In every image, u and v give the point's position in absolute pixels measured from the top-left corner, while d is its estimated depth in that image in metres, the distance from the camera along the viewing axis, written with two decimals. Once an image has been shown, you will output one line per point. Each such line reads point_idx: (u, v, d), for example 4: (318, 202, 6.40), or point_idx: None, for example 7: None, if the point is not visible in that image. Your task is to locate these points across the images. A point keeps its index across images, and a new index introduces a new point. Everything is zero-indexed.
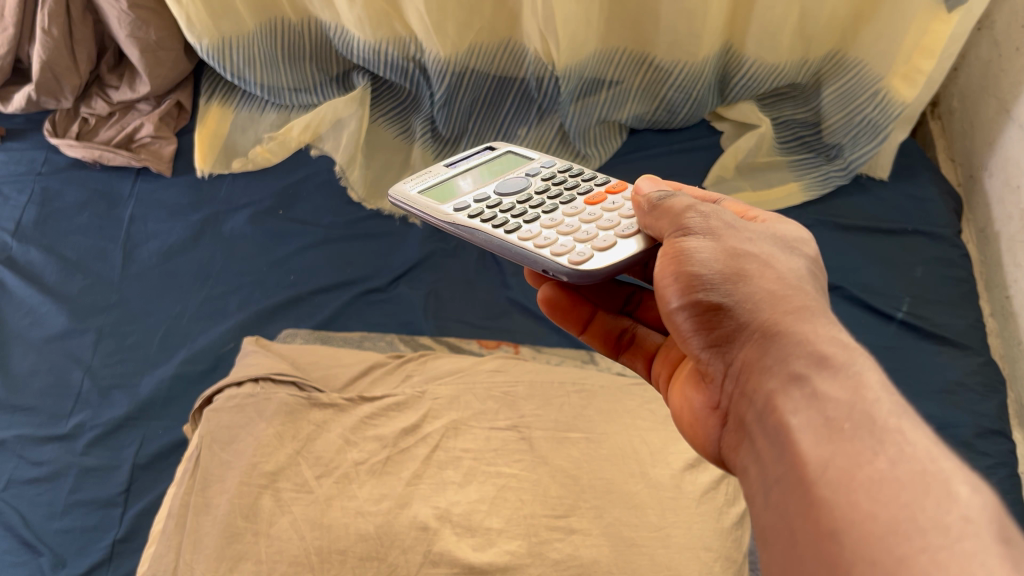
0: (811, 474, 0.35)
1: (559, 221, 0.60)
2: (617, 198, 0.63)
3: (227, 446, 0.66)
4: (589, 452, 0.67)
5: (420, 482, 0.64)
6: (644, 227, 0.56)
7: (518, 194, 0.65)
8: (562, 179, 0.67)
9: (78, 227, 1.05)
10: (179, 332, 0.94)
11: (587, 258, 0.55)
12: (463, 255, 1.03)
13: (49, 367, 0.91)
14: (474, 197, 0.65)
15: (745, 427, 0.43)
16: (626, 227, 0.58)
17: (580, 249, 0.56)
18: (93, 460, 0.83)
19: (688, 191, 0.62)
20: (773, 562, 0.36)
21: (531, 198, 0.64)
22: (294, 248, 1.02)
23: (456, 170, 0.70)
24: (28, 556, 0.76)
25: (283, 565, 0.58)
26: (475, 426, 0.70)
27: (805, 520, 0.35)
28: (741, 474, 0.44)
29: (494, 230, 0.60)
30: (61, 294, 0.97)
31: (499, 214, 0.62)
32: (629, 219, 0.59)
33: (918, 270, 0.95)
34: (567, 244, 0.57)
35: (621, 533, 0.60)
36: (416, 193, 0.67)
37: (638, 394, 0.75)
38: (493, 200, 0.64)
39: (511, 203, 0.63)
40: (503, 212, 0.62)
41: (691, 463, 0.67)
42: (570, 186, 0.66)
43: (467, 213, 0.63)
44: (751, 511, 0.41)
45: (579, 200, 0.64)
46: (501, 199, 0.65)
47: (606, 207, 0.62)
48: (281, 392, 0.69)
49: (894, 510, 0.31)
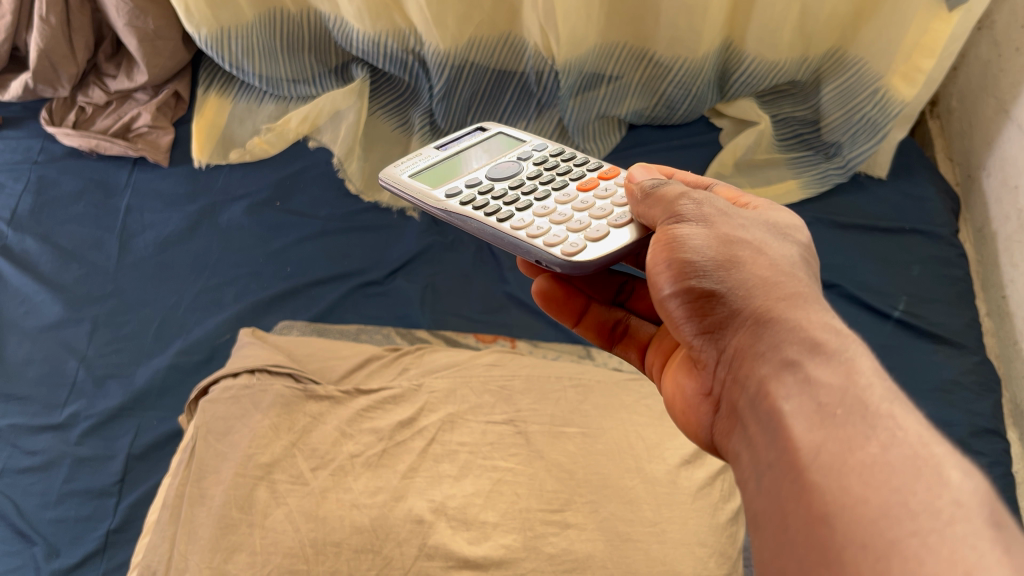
0: (801, 459, 0.35)
1: (552, 209, 0.60)
2: (609, 186, 0.63)
3: (223, 437, 0.66)
4: (585, 446, 0.67)
5: (416, 475, 0.64)
6: (637, 216, 0.56)
7: (510, 180, 0.65)
8: (553, 163, 0.67)
9: (74, 216, 1.04)
10: (175, 322, 0.94)
11: (580, 250, 0.55)
12: (460, 249, 1.03)
13: (44, 356, 0.90)
14: (465, 182, 0.65)
15: (737, 413, 0.43)
16: (618, 216, 0.58)
17: (573, 240, 0.56)
18: (87, 450, 0.83)
19: (681, 177, 0.62)
20: (764, 545, 0.36)
21: (522, 184, 0.64)
22: (290, 240, 1.02)
23: (448, 151, 0.70)
24: (21, 546, 0.76)
25: (278, 557, 0.57)
26: (471, 420, 0.69)
27: (797, 505, 0.35)
28: (732, 460, 0.44)
29: (486, 218, 0.60)
30: (56, 283, 0.97)
31: (491, 202, 0.62)
32: (621, 208, 0.59)
33: (915, 269, 0.96)
34: (559, 234, 0.57)
35: (615, 529, 0.61)
36: (407, 178, 0.66)
37: (635, 390, 0.75)
38: (484, 186, 0.64)
39: (503, 190, 0.63)
40: (496, 199, 0.62)
41: (687, 458, 0.67)
42: (562, 172, 0.66)
43: (459, 200, 0.63)
44: (741, 496, 0.41)
45: (571, 187, 0.63)
46: (492, 185, 0.64)
47: (598, 194, 0.61)
48: (277, 384, 0.69)
49: (885, 494, 0.32)
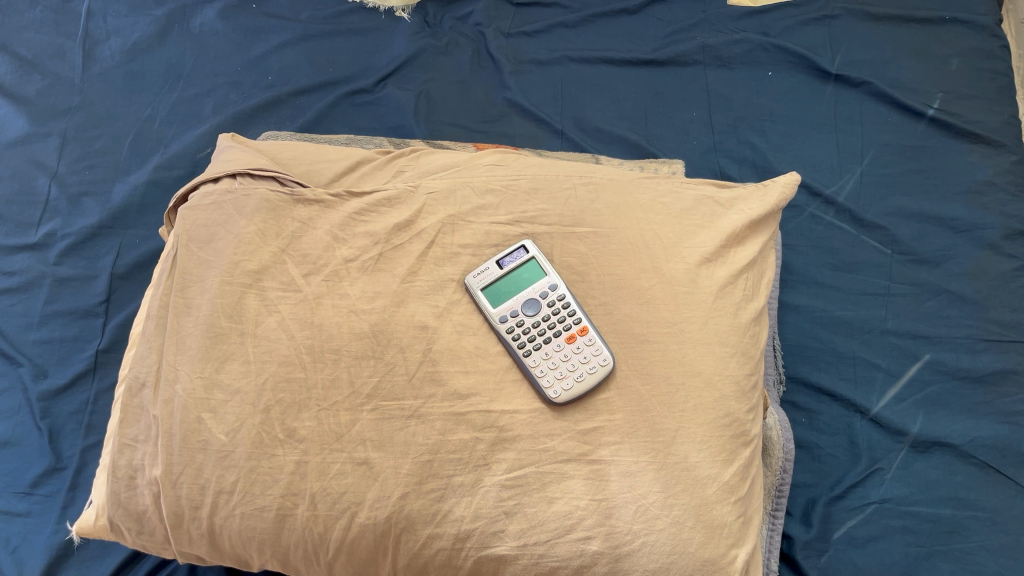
0: None
1: (562, 349, 0.56)
2: (600, 349, 0.56)
3: (206, 245, 0.59)
4: (598, 247, 0.60)
5: (416, 279, 0.59)
6: (640, 386, 0.56)
7: (553, 318, 0.57)
8: (599, 268, 0.59)
9: (31, 23, 0.95)
10: (151, 135, 0.90)
11: (569, 393, 0.54)
12: (456, 54, 0.94)
13: (13, 173, 0.88)
14: (518, 307, 0.57)
15: None
16: (557, 389, 0.55)
17: (565, 385, 0.55)
18: (68, 270, 0.83)
19: (662, 237, 0.60)
20: None
21: (561, 323, 0.57)
22: (270, 46, 0.94)
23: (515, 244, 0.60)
24: (8, 366, 0.79)
25: (273, 364, 0.55)
26: (473, 221, 0.61)
27: None
28: None
29: (511, 372, 0.56)
30: (18, 95, 0.91)
31: (520, 335, 0.57)
32: (568, 387, 0.55)
33: (953, 63, 0.89)
34: (556, 376, 0.55)
35: (629, 330, 0.57)
36: (479, 279, 0.58)
37: (651, 187, 0.64)
38: (531, 325, 0.57)
39: (538, 337, 0.57)
40: (531, 346, 0.56)
41: (709, 256, 0.60)
42: (597, 292, 0.59)
43: (506, 327, 0.57)
44: None
45: (578, 325, 0.57)
46: (537, 321, 0.57)
47: (579, 353, 0.56)
48: (261, 188, 0.61)
49: None
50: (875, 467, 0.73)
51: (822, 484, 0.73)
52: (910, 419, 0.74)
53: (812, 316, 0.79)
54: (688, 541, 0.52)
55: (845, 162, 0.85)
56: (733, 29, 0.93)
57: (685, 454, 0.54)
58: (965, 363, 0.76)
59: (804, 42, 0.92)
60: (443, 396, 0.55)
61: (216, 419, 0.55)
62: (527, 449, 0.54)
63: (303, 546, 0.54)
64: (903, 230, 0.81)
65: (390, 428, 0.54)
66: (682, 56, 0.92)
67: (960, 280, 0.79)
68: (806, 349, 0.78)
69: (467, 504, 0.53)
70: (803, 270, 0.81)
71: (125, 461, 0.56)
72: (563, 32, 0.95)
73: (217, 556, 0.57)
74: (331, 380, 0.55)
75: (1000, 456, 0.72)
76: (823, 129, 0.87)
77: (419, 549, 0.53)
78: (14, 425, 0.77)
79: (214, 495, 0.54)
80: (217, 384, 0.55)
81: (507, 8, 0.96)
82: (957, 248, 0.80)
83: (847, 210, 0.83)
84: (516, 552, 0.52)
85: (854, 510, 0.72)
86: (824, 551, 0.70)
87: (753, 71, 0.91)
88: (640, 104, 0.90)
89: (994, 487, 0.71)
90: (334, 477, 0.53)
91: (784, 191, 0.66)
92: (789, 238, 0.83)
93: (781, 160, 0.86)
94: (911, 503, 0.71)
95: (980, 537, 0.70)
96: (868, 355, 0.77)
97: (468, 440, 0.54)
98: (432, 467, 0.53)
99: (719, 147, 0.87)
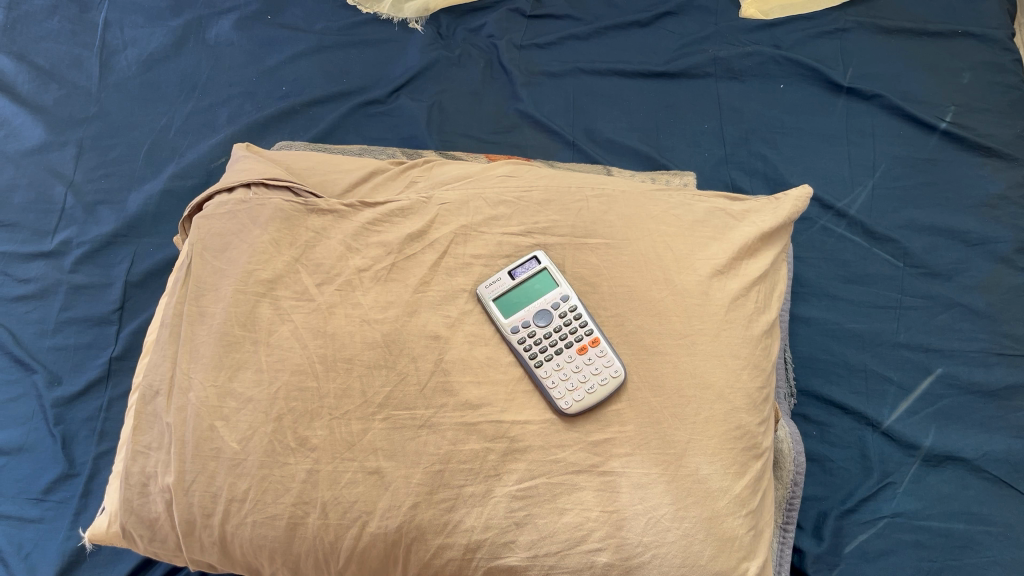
0: None
1: (572, 361, 0.56)
2: (611, 360, 0.56)
3: (220, 254, 0.60)
4: (610, 259, 0.60)
5: (428, 290, 0.59)
6: (651, 399, 0.56)
7: (562, 331, 0.57)
8: (610, 281, 0.59)
9: (49, 33, 0.96)
10: (166, 145, 0.91)
11: (577, 405, 0.55)
12: (468, 65, 0.94)
13: (30, 181, 0.89)
14: (530, 321, 0.58)
15: None
16: (568, 400, 0.55)
17: (573, 398, 0.55)
18: (83, 278, 0.84)
19: (674, 250, 0.60)
20: None
21: (570, 336, 0.57)
22: (284, 57, 0.95)
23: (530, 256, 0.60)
24: (22, 374, 0.80)
25: (285, 373, 0.55)
26: (486, 232, 0.61)
27: None
28: None
29: (524, 384, 0.57)
30: (36, 104, 0.92)
31: (532, 348, 0.57)
32: (579, 398, 0.55)
33: (965, 76, 0.89)
34: (565, 389, 0.55)
35: (641, 341, 0.57)
36: (493, 292, 0.58)
37: (664, 199, 0.64)
38: (541, 337, 0.57)
39: (548, 350, 0.57)
40: (541, 358, 0.57)
41: (721, 269, 0.60)
42: (607, 306, 0.59)
43: (518, 339, 0.57)
44: None
45: (589, 336, 0.57)
46: (548, 334, 0.57)
47: (590, 364, 0.56)
48: (275, 198, 0.61)
49: None
50: (886, 481, 0.72)
51: (833, 497, 0.73)
52: (922, 433, 0.74)
53: (824, 329, 0.79)
54: (699, 554, 0.52)
55: (857, 175, 0.85)
56: (745, 42, 0.93)
57: (696, 466, 0.54)
58: (978, 377, 0.76)
59: (816, 55, 0.92)
60: (454, 406, 0.55)
61: (229, 427, 0.55)
62: (538, 459, 0.54)
63: (314, 555, 0.54)
64: (916, 243, 0.81)
65: (402, 438, 0.54)
66: (694, 68, 0.92)
67: (972, 293, 0.79)
68: (818, 362, 0.78)
69: (478, 514, 0.53)
70: (815, 282, 0.81)
71: (137, 468, 0.56)
72: (575, 44, 0.95)
73: (229, 564, 0.57)
74: (343, 389, 0.55)
75: (1012, 471, 0.72)
76: (835, 142, 0.87)
77: (430, 559, 0.53)
78: (28, 432, 0.77)
79: (226, 504, 0.54)
80: (229, 392, 0.56)
81: (519, 20, 0.97)
82: (970, 261, 0.80)
83: (859, 222, 0.83)
84: (526, 563, 0.52)
85: (866, 523, 0.71)
86: (835, 565, 0.70)
87: (765, 84, 0.91)
88: (651, 116, 0.91)
89: (1006, 501, 0.71)
90: (345, 486, 0.53)
91: (797, 204, 0.66)
92: (801, 251, 0.83)
93: (792, 173, 0.86)
94: (922, 517, 0.71)
95: (992, 552, 0.69)
96: (879, 369, 0.77)
97: (479, 450, 0.54)
98: (443, 477, 0.53)
99: (730, 159, 0.88)
